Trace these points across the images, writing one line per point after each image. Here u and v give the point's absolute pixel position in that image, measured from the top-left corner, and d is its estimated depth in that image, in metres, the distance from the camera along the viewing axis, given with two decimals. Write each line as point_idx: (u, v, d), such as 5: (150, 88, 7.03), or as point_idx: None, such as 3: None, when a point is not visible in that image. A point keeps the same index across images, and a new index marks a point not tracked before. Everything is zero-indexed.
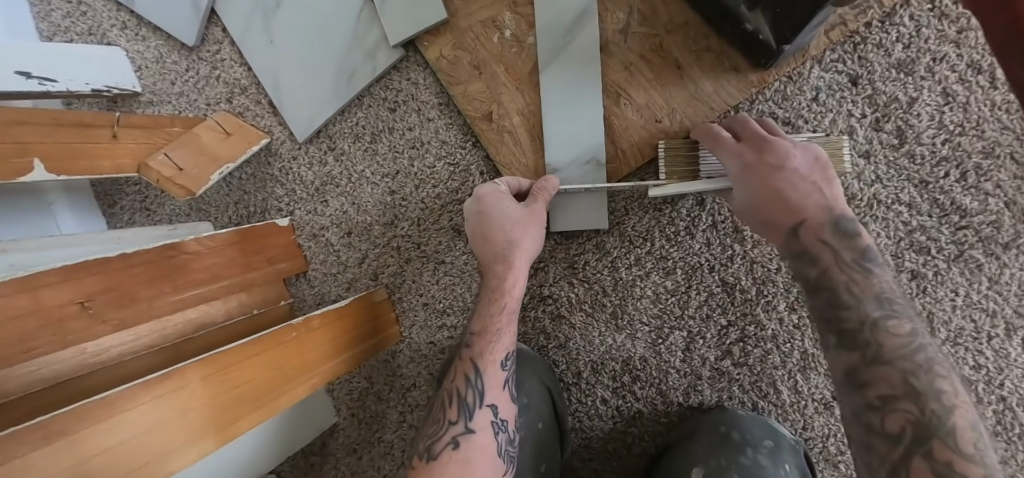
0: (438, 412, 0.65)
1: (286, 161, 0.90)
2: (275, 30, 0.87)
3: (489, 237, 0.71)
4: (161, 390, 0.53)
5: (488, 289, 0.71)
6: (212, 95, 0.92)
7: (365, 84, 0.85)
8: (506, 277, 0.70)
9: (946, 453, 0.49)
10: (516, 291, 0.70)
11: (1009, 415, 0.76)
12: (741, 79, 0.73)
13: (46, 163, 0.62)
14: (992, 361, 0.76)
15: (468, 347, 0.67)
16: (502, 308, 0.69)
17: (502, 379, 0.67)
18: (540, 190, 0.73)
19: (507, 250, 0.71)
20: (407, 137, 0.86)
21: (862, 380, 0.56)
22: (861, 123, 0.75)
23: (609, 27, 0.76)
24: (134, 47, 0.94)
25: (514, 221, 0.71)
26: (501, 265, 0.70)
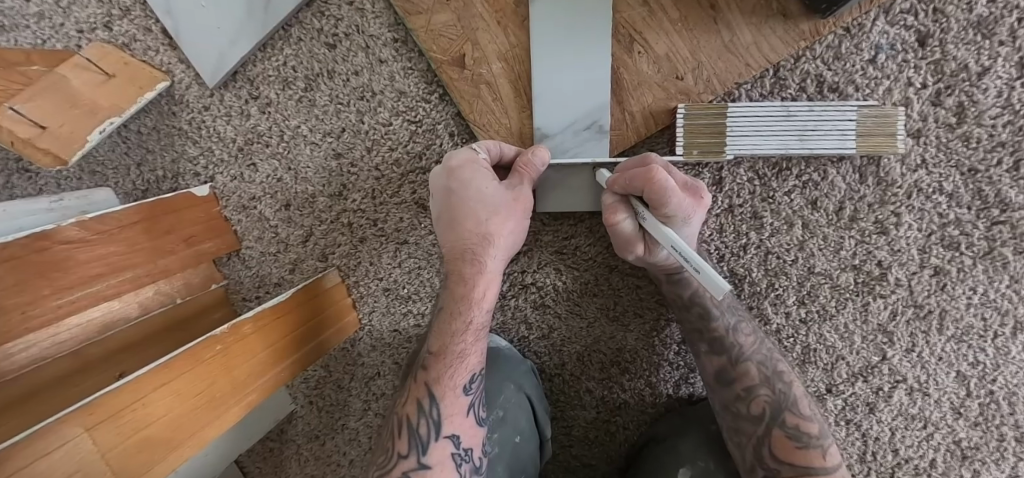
0: (387, 440, 0.56)
1: (197, 112, 0.70)
2: None
3: (456, 230, 0.57)
4: (35, 455, 0.37)
5: (451, 297, 0.57)
6: (85, 19, 0.69)
7: (291, 8, 0.63)
8: (478, 283, 0.57)
9: (795, 419, 0.59)
10: (485, 302, 0.58)
11: (993, 408, 0.69)
12: (790, 29, 0.56)
13: None
14: (991, 358, 0.68)
15: (425, 371, 0.57)
16: (467, 324, 0.57)
17: (464, 405, 0.56)
18: (525, 168, 0.58)
19: (478, 247, 0.57)
20: (353, 85, 0.67)
21: (730, 377, 0.63)
22: (919, 95, 0.60)
23: None
24: None
25: (489, 208, 0.56)
26: (471, 265, 0.57)
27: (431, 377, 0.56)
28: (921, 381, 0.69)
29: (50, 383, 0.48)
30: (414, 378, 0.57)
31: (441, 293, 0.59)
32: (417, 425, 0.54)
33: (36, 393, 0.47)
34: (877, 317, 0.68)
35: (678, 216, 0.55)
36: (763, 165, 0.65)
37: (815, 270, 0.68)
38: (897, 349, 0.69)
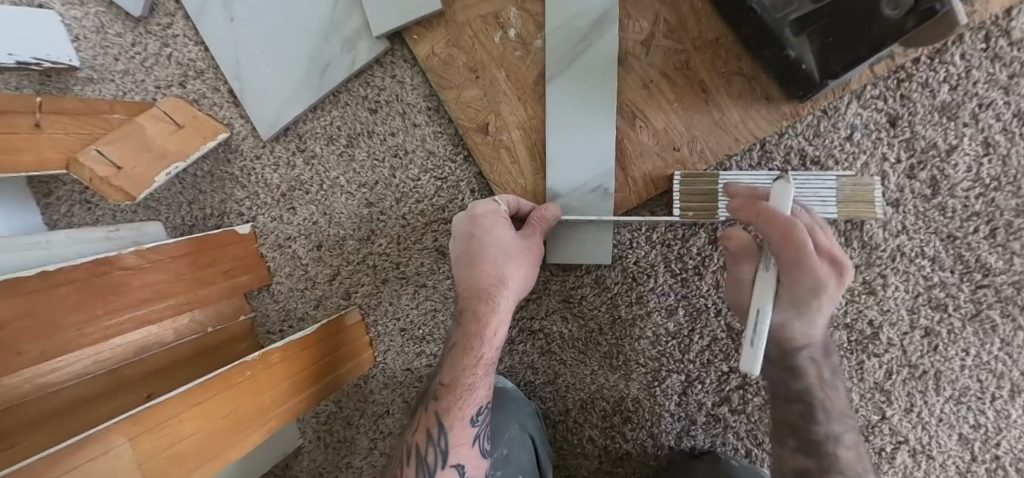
0: (395, 468, 0.59)
1: (249, 160, 0.79)
2: (236, 8, 0.74)
3: (474, 272, 0.63)
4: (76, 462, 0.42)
5: (465, 333, 0.62)
6: (163, 77, 0.80)
7: (342, 79, 0.73)
8: (490, 322, 0.62)
9: None
10: (495, 340, 0.62)
11: (1001, 474, 0.70)
12: (773, 110, 0.64)
13: None
14: (992, 421, 0.70)
15: (436, 402, 0.60)
16: (477, 359, 0.61)
17: (471, 436, 0.60)
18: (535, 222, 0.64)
19: (493, 287, 0.62)
20: (389, 144, 0.75)
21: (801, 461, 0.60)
22: (895, 169, 0.67)
23: (630, 36, 0.65)
24: (70, 12, 0.83)
25: (505, 255, 0.62)
26: (485, 304, 0.62)
27: (441, 408, 0.60)
28: (923, 443, 0.71)
29: (90, 397, 0.54)
30: (426, 408, 0.61)
31: (455, 330, 0.64)
32: (425, 452, 0.58)
33: (77, 405, 0.53)
34: (873, 376, 0.72)
35: (826, 289, 0.55)
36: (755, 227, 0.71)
37: None
38: (896, 409, 0.71)
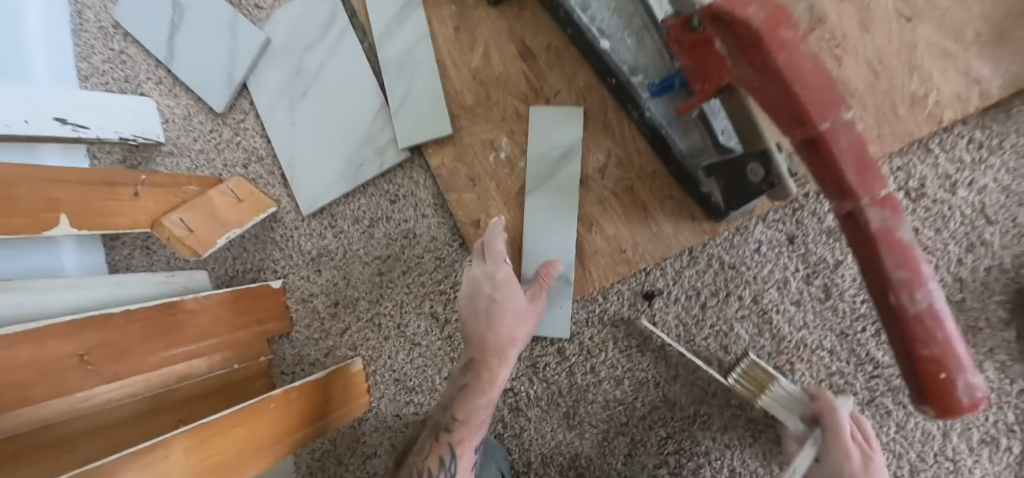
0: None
1: (288, 229, 0.98)
2: (297, 114, 0.95)
3: (492, 322, 0.77)
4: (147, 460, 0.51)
5: (478, 378, 0.78)
6: (230, 158, 1.02)
7: (371, 176, 0.91)
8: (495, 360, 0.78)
9: None
10: (499, 384, 0.79)
11: None
12: (697, 227, 0.82)
13: (72, 219, 0.73)
14: None
15: (439, 424, 0.76)
16: (488, 400, 0.77)
17: (472, 463, 0.75)
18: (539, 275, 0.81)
19: (507, 342, 0.78)
20: (402, 228, 0.92)
21: None
22: (795, 276, 0.83)
23: (590, 165, 0.83)
24: (165, 101, 1.07)
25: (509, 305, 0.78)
26: (497, 347, 0.77)
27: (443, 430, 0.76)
28: None
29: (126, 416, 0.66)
30: (438, 437, 0.75)
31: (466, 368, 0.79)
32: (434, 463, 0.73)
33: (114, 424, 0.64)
34: None
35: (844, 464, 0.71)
36: (686, 315, 0.85)
37: (733, 401, 0.86)
38: None
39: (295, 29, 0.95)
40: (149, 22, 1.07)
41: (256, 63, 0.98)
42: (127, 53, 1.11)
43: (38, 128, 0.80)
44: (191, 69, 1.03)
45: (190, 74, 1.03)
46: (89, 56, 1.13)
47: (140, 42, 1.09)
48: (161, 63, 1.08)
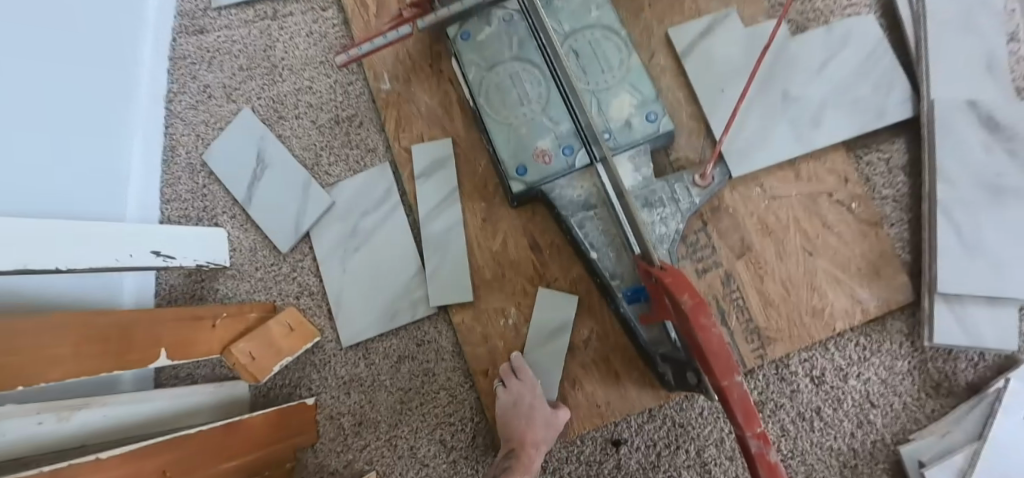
0: None
1: (328, 355, 1.20)
2: (350, 265, 1.20)
3: (530, 420, 0.98)
4: None
5: (518, 462, 0.95)
6: (284, 289, 1.25)
7: (404, 323, 1.16)
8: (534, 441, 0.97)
9: None
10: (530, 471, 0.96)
11: None
12: (656, 394, 1.06)
13: (170, 354, 0.93)
14: None
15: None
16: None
17: None
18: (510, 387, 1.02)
19: (540, 438, 0.98)
20: (424, 366, 1.15)
21: None
22: (728, 436, 1.07)
23: (577, 337, 1.09)
24: (235, 232, 1.30)
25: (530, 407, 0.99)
26: (535, 439, 0.97)
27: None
28: None
29: None
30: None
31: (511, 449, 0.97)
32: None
33: None
34: None
35: None
36: (645, 461, 1.08)
37: None
38: None
39: (356, 199, 1.23)
40: (232, 168, 1.32)
41: (320, 219, 1.24)
42: (209, 191, 1.34)
43: (132, 259, 0.95)
44: (265, 213, 1.27)
45: (260, 215, 1.27)
46: (172, 183, 1.36)
47: (219, 179, 1.33)
48: (239, 205, 1.31)
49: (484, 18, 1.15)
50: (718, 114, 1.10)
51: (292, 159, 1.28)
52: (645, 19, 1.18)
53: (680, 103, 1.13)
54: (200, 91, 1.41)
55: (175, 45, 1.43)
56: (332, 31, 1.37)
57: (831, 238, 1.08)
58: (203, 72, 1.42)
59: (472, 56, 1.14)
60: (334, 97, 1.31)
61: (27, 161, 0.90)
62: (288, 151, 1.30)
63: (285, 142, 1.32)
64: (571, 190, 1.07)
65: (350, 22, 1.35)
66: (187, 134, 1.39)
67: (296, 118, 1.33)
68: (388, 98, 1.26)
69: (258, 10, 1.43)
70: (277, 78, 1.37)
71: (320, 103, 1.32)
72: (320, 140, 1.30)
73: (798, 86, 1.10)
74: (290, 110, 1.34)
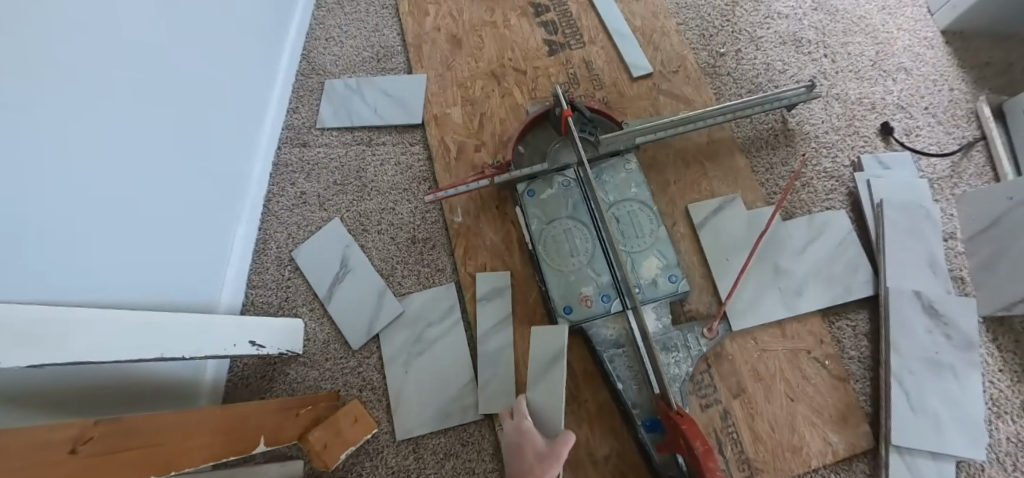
0: None
1: (381, 446, 1.39)
2: (410, 367, 1.44)
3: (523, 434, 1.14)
4: None
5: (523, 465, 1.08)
6: (349, 380, 1.47)
7: (453, 424, 1.37)
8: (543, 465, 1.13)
9: None
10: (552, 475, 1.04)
11: None
12: None
13: (268, 439, 1.15)
14: None
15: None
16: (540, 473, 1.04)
17: None
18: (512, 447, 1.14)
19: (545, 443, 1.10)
20: (466, 465, 1.35)
21: None
22: None
23: (599, 453, 1.31)
24: (312, 324, 1.53)
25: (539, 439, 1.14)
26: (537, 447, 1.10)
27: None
28: None
29: None
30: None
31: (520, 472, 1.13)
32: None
33: None
34: None
35: None
36: None
37: None
38: None
39: (422, 311, 1.48)
40: (317, 268, 1.57)
41: (390, 324, 1.48)
42: (291, 286, 1.58)
43: (194, 348, 1.12)
44: (342, 312, 1.51)
45: (337, 312, 1.51)
46: (259, 272, 1.62)
47: (304, 276, 1.58)
48: (317, 301, 1.55)
49: (547, 180, 1.47)
50: (724, 277, 1.41)
51: (372, 269, 1.54)
52: (671, 193, 1.52)
53: (694, 265, 1.45)
54: (296, 197, 1.68)
55: (281, 157, 1.74)
56: (418, 164, 1.65)
57: (808, 388, 1.35)
58: (303, 182, 1.69)
59: (535, 210, 1.45)
60: (413, 220, 1.58)
61: (138, 263, 1.18)
62: (368, 261, 1.55)
63: (366, 252, 1.57)
64: (606, 330, 1.35)
65: (434, 159, 1.63)
66: (280, 233, 1.65)
67: (377, 233, 1.59)
68: (459, 229, 1.53)
69: (356, 137, 1.72)
70: (365, 197, 1.64)
71: (399, 224, 1.59)
72: (396, 255, 1.55)
73: (786, 262, 1.43)
74: (372, 225, 1.60)
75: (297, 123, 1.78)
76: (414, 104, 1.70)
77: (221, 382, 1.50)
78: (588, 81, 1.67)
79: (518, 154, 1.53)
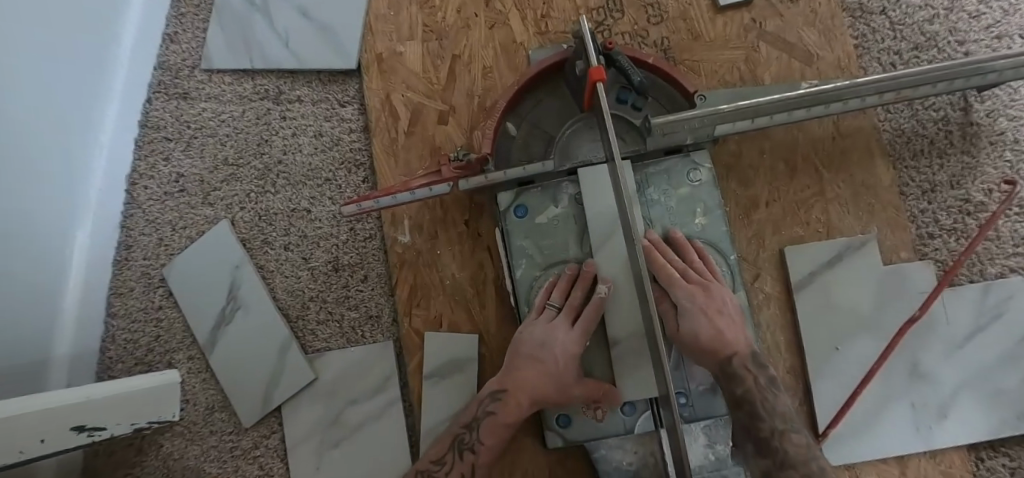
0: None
1: None
2: (325, 459, 0.94)
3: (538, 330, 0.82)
4: None
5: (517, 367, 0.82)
6: (241, 468, 0.96)
7: None
8: (521, 404, 0.80)
9: None
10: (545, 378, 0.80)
11: None
12: None
13: None
14: None
15: (461, 441, 0.82)
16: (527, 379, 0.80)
17: None
18: (581, 273, 0.84)
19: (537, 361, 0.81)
20: None
21: None
22: None
23: None
24: (190, 378, 1.00)
25: (566, 356, 0.80)
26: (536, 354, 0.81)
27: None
28: None
29: None
30: (460, 456, 0.81)
31: (486, 403, 0.82)
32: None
33: None
34: None
35: None
36: None
37: None
38: None
39: (341, 379, 0.96)
40: (196, 295, 1.00)
41: (296, 394, 0.96)
42: (167, 318, 1.02)
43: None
44: (227, 369, 0.97)
45: (223, 365, 0.97)
46: (122, 294, 1.03)
47: (179, 304, 1.01)
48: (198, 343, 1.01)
49: (549, 195, 0.90)
50: (831, 377, 0.90)
51: (269, 305, 0.97)
52: (756, 225, 0.97)
53: (779, 350, 0.93)
54: (170, 181, 1.05)
55: (151, 113, 1.08)
56: (349, 139, 1.03)
57: None
58: (177, 155, 1.06)
59: (524, 243, 0.89)
60: (337, 230, 1.01)
61: None
62: (266, 292, 0.99)
63: (264, 277, 1.00)
64: (621, 454, 0.88)
65: (371, 135, 1.01)
66: (144, 232, 1.04)
67: (284, 248, 1.01)
68: (404, 256, 0.97)
69: (257, 86, 1.07)
70: (268, 188, 1.03)
71: (317, 236, 1.01)
72: (309, 286, 1.00)
73: (929, 362, 0.90)
74: (278, 235, 1.01)
75: (173, 59, 1.10)
76: (347, 35, 1.05)
77: (77, 455, 0.98)
78: (638, 6, 1.00)
79: (506, 137, 0.92)
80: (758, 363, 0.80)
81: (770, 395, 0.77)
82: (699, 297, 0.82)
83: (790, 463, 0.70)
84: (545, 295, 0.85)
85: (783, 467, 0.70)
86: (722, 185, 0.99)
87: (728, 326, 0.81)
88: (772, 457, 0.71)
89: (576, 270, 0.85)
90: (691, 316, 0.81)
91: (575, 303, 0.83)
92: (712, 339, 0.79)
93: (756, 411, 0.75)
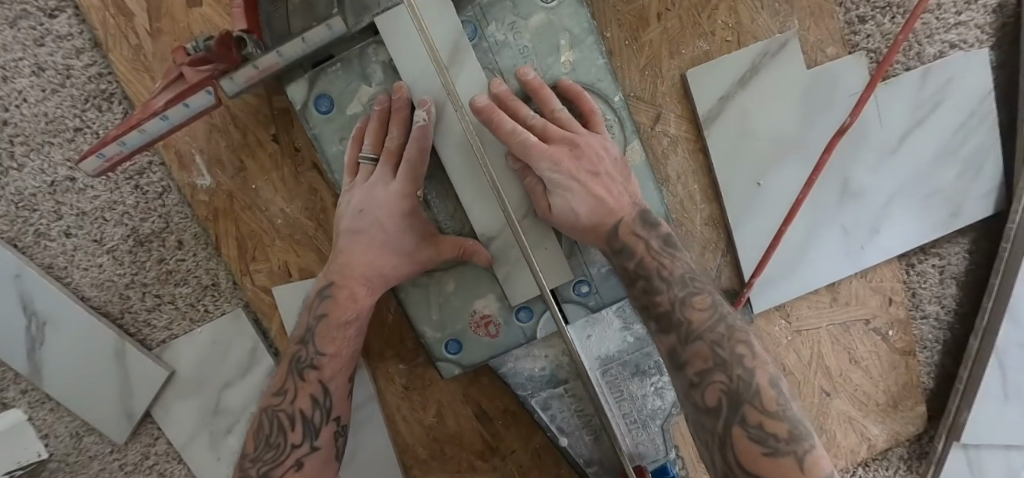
0: (275, 436, 0.65)
1: None
2: (223, 449, 0.83)
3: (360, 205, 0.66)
4: None
5: (358, 262, 0.67)
6: None
7: None
8: (358, 294, 0.69)
9: None
10: (382, 258, 0.68)
11: None
12: None
13: None
14: None
15: (299, 360, 0.68)
16: (365, 267, 0.68)
17: (306, 434, 0.67)
18: (393, 107, 0.65)
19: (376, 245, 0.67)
20: None
21: None
22: None
23: None
24: (38, 411, 0.85)
25: (397, 224, 0.67)
26: (371, 244, 0.67)
27: (242, 456, 0.66)
28: None
29: None
30: (303, 377, 0.68)
31: (318, 306, 0.69)
32: (294, 430, 0.66)
33: None
34: None
35: None
36: None
37: None
38: None
39: (203, 364, 0.82)
40: None
41: (160, 394, 0.82)
42: None
43: None
44: (67, 390, 0.82)
45: (63, 388, 0.82)
46: None
47: None
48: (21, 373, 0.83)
49: (355, 72, 0.69)
50: (758, 217, 0.77)
51: (76, 306, 0.80)
52: (648, 51, 0.74)
53: (694, 202, 0.78)
54: None
55: None
56: (80, 64, 0.76)
57: (855, 373, 0.86)
58: None
59: (342, 147, 0.71)
60: (119, 195, 0.78)
61: None
62: (65, 292, 0.80)
63: (58, 276, 0.81)
64: (531, 362, 0.77)
65: (108, 54, 0.75)
66: None
67: (65, 235, 0.79)
68: (214, 203, 0.77)
69: None
70: (7, 163, 0.78)
71: (98, 209, 0.79)
72: (118, 272, 0.81)
73: (858, 176, 0.79)
74: (50, 221, 0.79)
75: None
76: None
77: None
78: None
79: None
80: (646, 224, 0.67)
81: (665, 259, 0.66)
82: (566, 160, 0.62)
83: (696, 334, 0.61)
84: (358, 144, 0.68)
85: (688, 342, 0.61)
86: (596, 8, 0.74)
87: (606, 189, 0.65)
88: (676, 332, 0.63)
89: (387, 102, 0.66)
90: (562, 187, 0.62)
91: (394, 148, 0.66)
92: (589, 212, 0.65)
93: (652, 285, 0.65)
